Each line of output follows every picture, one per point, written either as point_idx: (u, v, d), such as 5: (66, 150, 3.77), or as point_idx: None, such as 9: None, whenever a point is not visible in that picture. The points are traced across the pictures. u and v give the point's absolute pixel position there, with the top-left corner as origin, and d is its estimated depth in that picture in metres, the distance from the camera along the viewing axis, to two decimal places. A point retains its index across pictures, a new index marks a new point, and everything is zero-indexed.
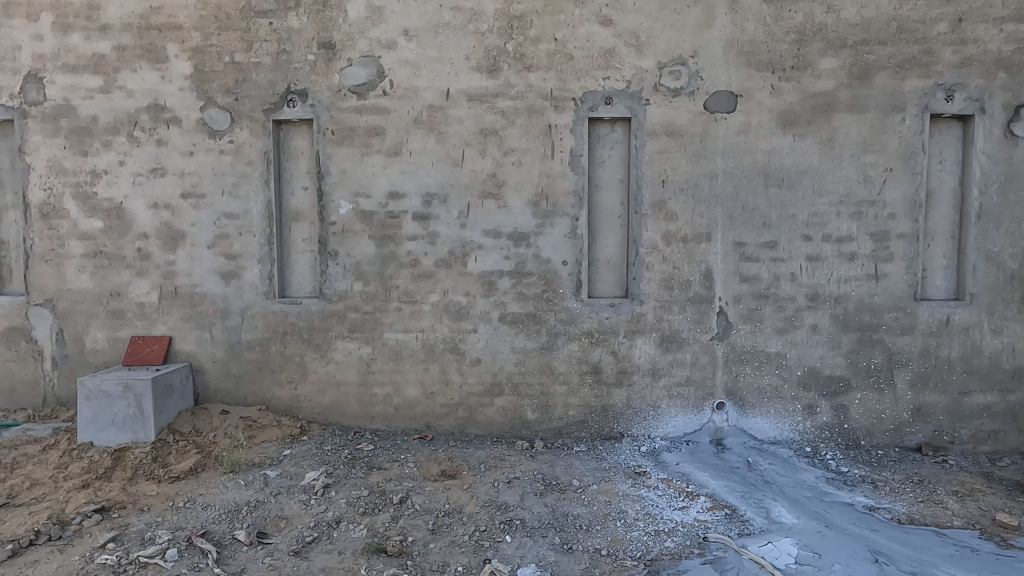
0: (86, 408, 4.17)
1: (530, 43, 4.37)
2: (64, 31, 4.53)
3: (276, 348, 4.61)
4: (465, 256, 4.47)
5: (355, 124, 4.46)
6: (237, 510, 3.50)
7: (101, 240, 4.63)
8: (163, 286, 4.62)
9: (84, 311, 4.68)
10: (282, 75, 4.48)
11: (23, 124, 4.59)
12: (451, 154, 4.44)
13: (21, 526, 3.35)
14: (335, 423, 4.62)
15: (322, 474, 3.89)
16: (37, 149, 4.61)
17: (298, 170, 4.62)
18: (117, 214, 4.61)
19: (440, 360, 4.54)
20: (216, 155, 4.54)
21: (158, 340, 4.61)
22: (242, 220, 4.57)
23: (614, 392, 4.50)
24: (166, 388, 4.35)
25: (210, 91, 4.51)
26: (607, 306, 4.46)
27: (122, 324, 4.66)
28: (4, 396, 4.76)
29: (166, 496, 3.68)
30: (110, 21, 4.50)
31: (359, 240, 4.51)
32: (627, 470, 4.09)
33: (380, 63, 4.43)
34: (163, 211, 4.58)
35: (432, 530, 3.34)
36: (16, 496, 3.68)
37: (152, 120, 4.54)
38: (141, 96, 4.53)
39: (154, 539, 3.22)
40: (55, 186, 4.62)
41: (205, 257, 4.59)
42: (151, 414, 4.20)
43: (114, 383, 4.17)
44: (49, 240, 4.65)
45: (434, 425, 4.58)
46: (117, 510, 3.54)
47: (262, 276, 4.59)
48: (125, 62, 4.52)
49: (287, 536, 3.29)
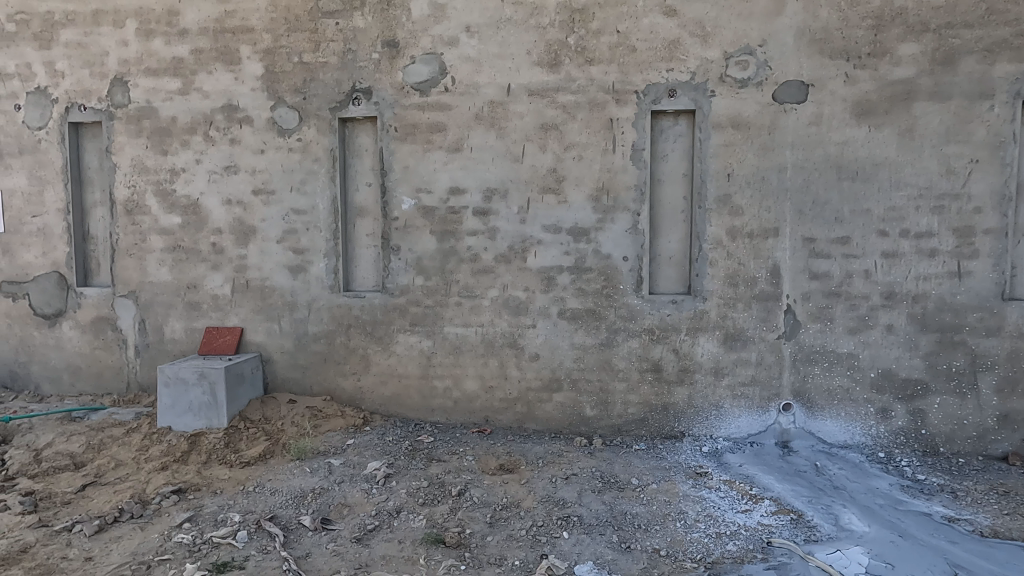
0: (165, 394, 4.41)
1: (592, 36, 4.32)
2: (146, 36, 4.78)
3: (341, 340, 4.74)
4: (525, 251, 4.47)
5: (418, 121, 4.53)
6: (303, 496, 3.63)
7: (179, 235, 4.86)
8: (235, 279, 4.82)
9: (164, 301, 4.93)
10: (347, 74, 4.59)
11: (111, 125, 4.87)
12: (512, 149, 4.44)
13: (107, 503, 3.58)
14: (397, 414, 4.72)
15: (384, 464, 3.98)
16: (122, 150, 4.88)
17: (363, 166, 4.72)
18: (194, 210, 4.83)
19: (499, 355, 4.56)
20: (285, 153, 4.70)
21: (231, 331, 4.83)
22: (310, 216, 4.71)
23: (676, 391, 4.41)
24: (238, 376, 4.53)
25: (280, 91, 4.67)
26: (669, 302, 4.37)
27: (198, 315, 4.89)
28: (94, 381, 5.09)
29: (238, 480, 3.84)
30: (189, 25, 4.72)
31: (421, 235, 4.58)
32: (688, 470, 4.01)
33: (442, 60, 4.48)
34: (236, 207, 4.78)
35: (490, 523, 3.37)
36: (102, 475, 3.94)
37: (227, 120, 4.74)
38: (216, 96, 4.73)
39: (226, 521, 3.38)
40: (138, 184, 4.88)
41: (274, 252, 4.76)
42: (224, 401, 4.38)
43: (191, 371, 4.38)
44: (133, 235, 4.92)
45: (493, 419, 4.61)
46: (193, 491, 3.73)
47: (328, 270, 4.72)
48: (202, 64, 4.73)
49: (350, 523, 3.38)
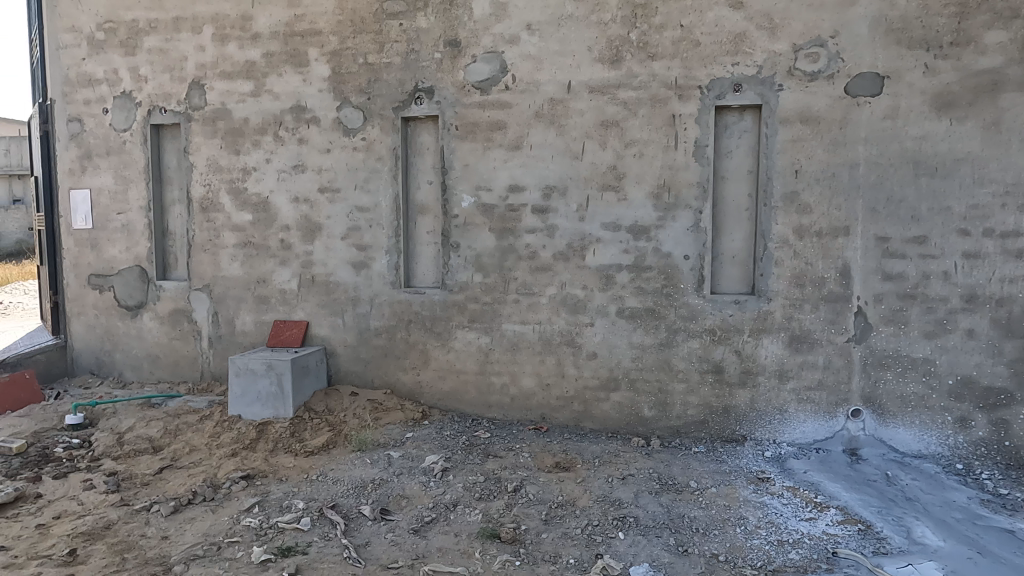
0: (236, 383, 4.60)
1: (655, 31, 4.25)
2: (221, 41, 4.99)
3: (401, 335, 4.84)
4: (584, 249, 4.45)
5: (479, 119, 4.57)
6: (363, 486, 3.73)
7: (250, 231, 5.07)
8: (302, 274, 4.99)
9: (235, 295, 5.14)
10: (410, 74, 4.67)
11: (188, 126, 5.12)
12: (572, 147, 4.42)
13: (181, 486, 3.78)
14: (455, 409, 4.78)
15: (441, 458, 4.04)
16: (199, 150, 5.12)
17: (424, 164, 4.79)
18: (264, 208, 5.02)
19: (556, 353, 4.56)
20: (350, 152, 4.83)
21: (297, 324, 5.00)
22: (373, 213, 4.82)
23: (737, 393, 4.30)
24: (303, 368, 4.69)
25: (346, 91, 4.79)
26: (732, 302, 4.27)
27: (267, 309, 5.08)
28: (171, 369, 5.37)
29: (302, 468, 3.98)
30: (261, 30, 4.90)
31: (480, 232, 4.62)
32: (749, 475, 3.90)
33: (503, 58, 4.50)
34: (303, 204, 4.94)
35: (545, 520, 3.38)
36: (177, 459, 4.15)
37: (295, 120, 4.90)
38: (286, 98, 4.90)
39: (291, 507, 3.51)
40: (212, 183, 5.12)
41: (339, 249, 4.90)
42: (290, 392, 4.55)
43: (260, 362, 4.56)
44: (208, 231, 5.16)
45: (550, 417, 4.61)
46: (260, 477, 3.89)
47: (390, 266, 4.82)
48: (273, 67, 4.90)
49: (408, 514, 3.45)
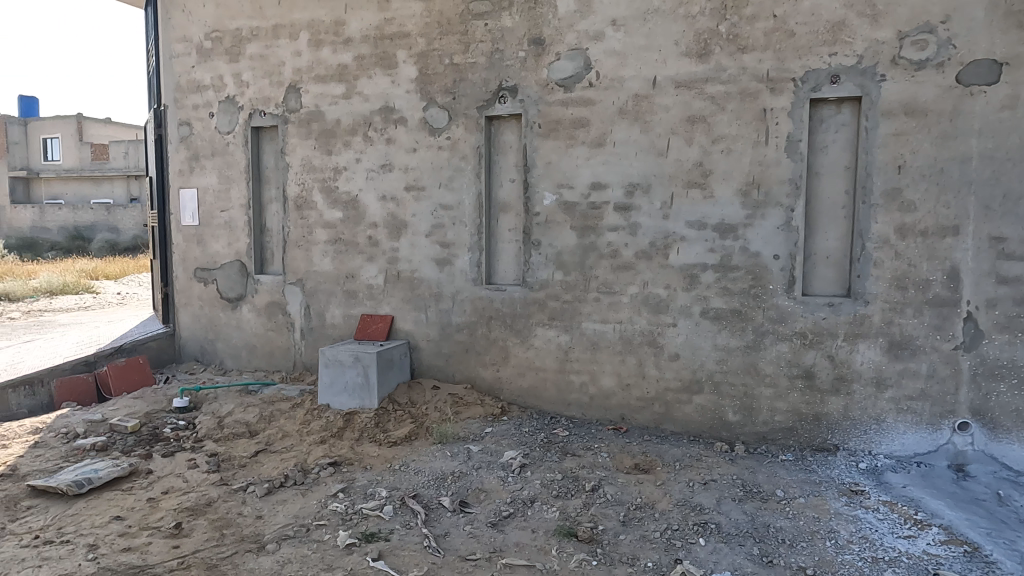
0: (325, 374, 4.81)
1: (746, 23, 4.11)
2: (316, 46, 5.22)
3: (482, 332, 4.91)
4: (667, 248, 4.36)
5: (562, 117, 4.56)
6: (444, 478, 3.81)
7: (340, 228, 5.28)
8: (388, 270, 5.15)
9: (326, 289, 5.37)
10: (495, 73, 4.72)
11: (285, 128, 5.39)
12: (657, 143, 4.34)
13: (275, 470, 3.99)
14: (534, 406, 4.81)
15: (520, 454, 4.07)
16: (295, 150, 5.38)
17: (507, 163, 4.83)
18: (354, 206, 5.22)
19: (637, 353, 4.49)
20: (435, 151, 4.94)
21: (383, 319, 5.16)
22: (456, 211, 4.91)
23: (830, 401, 4.10)
24: (388, 361, 4.84)
25: (432, 92, 4.90)
26: (825, 305, 4.07)
27: (355, 303, 5.28)
28: (267, 359, 5.68)
29: (386, 458, 4.11)
30: (353, 34, 5.09)
31: (562, 230, 4.61)
32: (841, 486, 3.71)
33: (587, 55, 4.47)
34: (390, 202, 5.09)
35: (623, 522, 3.34)
36: (272, 444, 4.39)
37: (384, 121, 5.06)
38: (375, 99, 5.07)
39: (375, 495, 3.63)
40: (306, 182, 5.36)
41: (423, 245, 5.02)
42: (375, 383, 4.70)
43: (347, 354, 4.75)
44: (301, 228, 5.41)
45: (630, 418, 4.55)
46: (346, 465, 4.05)
47: (472, 264, 4.90)
48: (364, 69, 5.08)
49: (486, 508, 3.50)
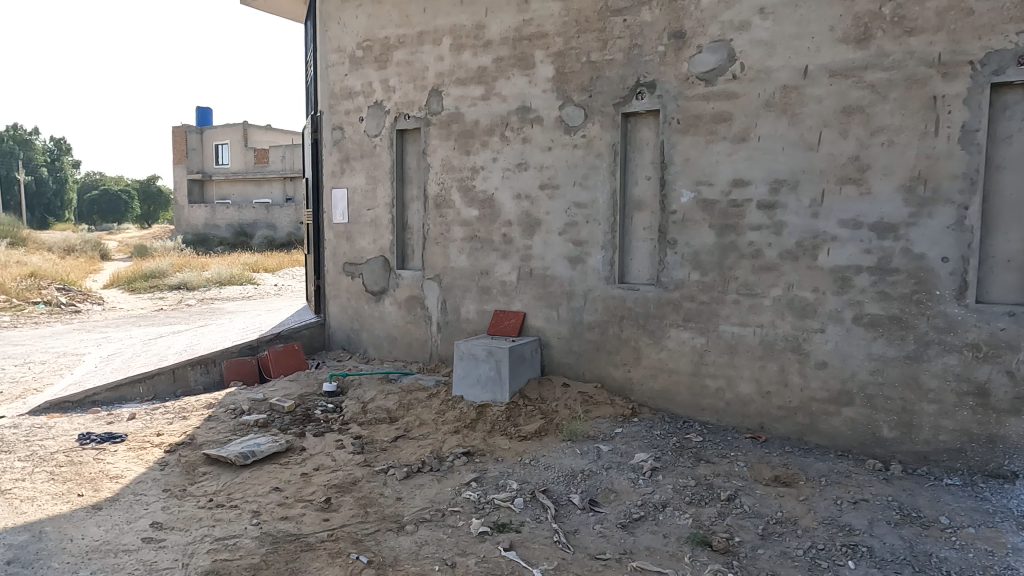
0: (460, 366, 4.98)
1: (914, 2, 3.75)
2: (458, 50, 5.41)
3: (614, 331, 4.86)
4: (816, 248, 4.09)
5: (702, 112, 4.41)
6: (573, 475, 3.82)
7: (476, 226, 5.44)
8: (521, 267, 5.24)
9: (461, 285, 5.56)
10: (632, 69, 4.66)
11: (427, 130, 5.64)
12: (807, 137, 4.08)
13: (413, 455, 4.20)
14: (665, 409, 4.70)
15: (651, 457, 4.00)
16: (435, 151, 5.61)
17: (643, 160, 4.75)
18: (490, 204, 5.36)
19: (779, 359, 4.25)
20: (570, 149, 4.95)
21: (515, 315, 5.26)
22: (590, 209, 4.90)
23: (1007, 422, 3.65)
24: (519, 357, 4.92)
25: (569, 90, 4.92)
26: (1004, 314, 3.63)
27: (489, 299, 5.43)
28: (406, 350, 5.98)
29: (516, 451, 4.19)
30: (493, 37, 5.23)
31: (700, 229, 4.47)
32: (1021, 518, 3.27)
33: (731, 46, 4.29)
34: (525, 201, 5.18)
35: (762, 536, 3.18)
36: (409, 430, 4.62)
37: (520, 121, 5.15)
38: (512, 99, 5.17)
39: (506, 487, 3.72)
40: (446, 181, 5.58)
41: (556, 243, 5.06)
42: (507, 377, 4.80)
43: (481, 348, 4.88)
44: (440, 225, 5.64)
45: (769, 427, 4.32)
46: (479, 455, 4.17)
47: (605, 262, 4.86)
48: (502, 71, 5.20)
49: (616, 509, 3.47)
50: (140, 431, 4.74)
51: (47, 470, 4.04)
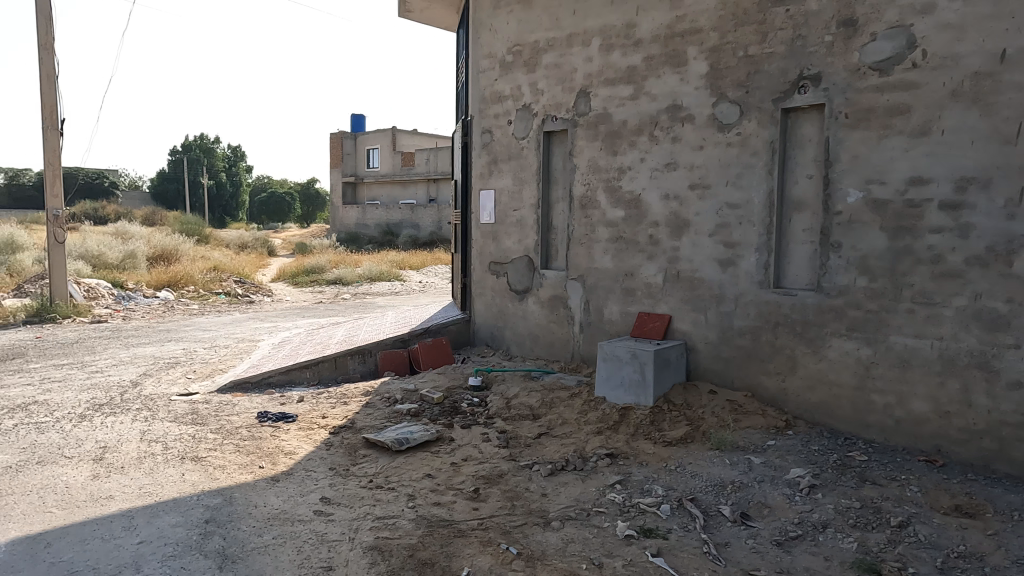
0: (603, 367, 4.96)
1: None
2: (607, 50, 5.40)
3: (767, 338, 4.63)
4: (1011, 254, 3.63)
5: (875, 105, 4.08)
6: (723, 486, 3.69)
7: (622, 227, 5.40)
8: (668, 269, 5.13)
9: (605, 286, 5.55)
10: (795, 62, 4.40)
11: (574, 131, 5.68)
12: (1002, 129, 3.64)
13: (556, 453, 4.26)
14: (824, 424, 4.40)
15: (808, 473, 3.76)
16: (582, 152, 5.64)
17: (804, 158, 4.47)
18: (636, 205, 5.30)
19: (962, 377, 3.82)
20: (723, 148, 4.77)
21: (660, 318, 5.17)
22: (743, 210, 4.70)
23: None
24: (665, 360, 4.82)
25: (723, 87, 4.75)
26: None
27: (633, 301, 5.37)
28: (548, 349, 6.07)
29: (661, 457, 4.12)
30: (643, 35, 5.16)
31: (869, 231, 4.13)
32: None
33: (912, 32, 3.92)
34: (673, 201, 5.06)
35: (942, 570, 2.88)
36: (553, 428, 4.68)
37: (670, 119, 5.04)
38: (662, 98, 5.07)
39: (652, 492, 3.67)
40: (591, 182, 5.59)
41: (706, 245, 4.90)
42: (652, 381, 4.71)
43: (625, 350, 4.84)
44: (585, 226, 5.66)
45: (947, 451, 3.90)
46: (622, 458, 4.15)
47: (759, 265, 4.64)
48: (652, 69, 5.12)
49: (770, 525, 3.30)
50: (308, 413, 5.19)
51: (233, 442, 4.54)
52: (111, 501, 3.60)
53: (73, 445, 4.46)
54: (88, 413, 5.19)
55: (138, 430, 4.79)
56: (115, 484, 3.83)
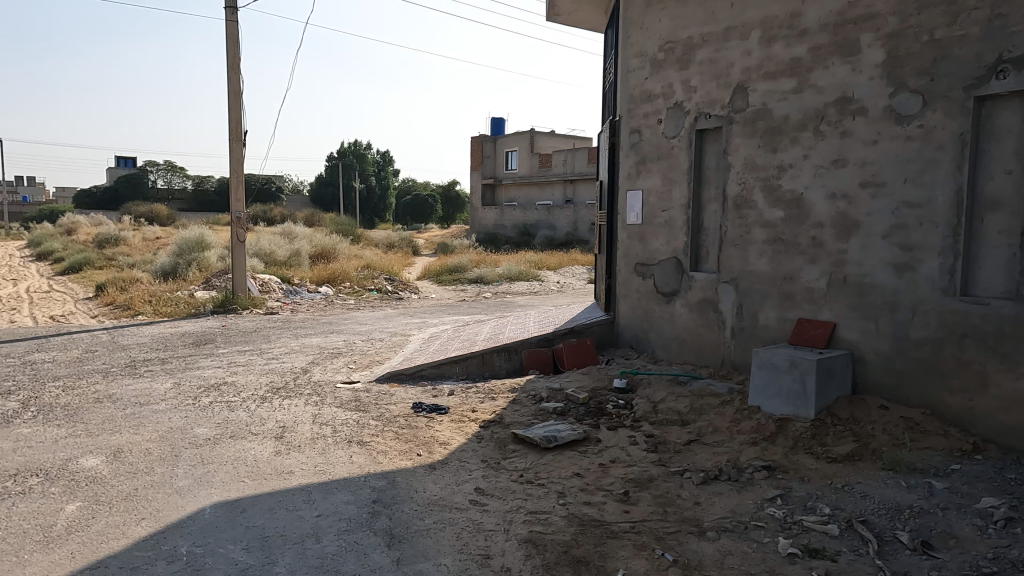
0: (758, 375, 4.72)
1: None
2: (768, 43, 5.15)
3: (950, 351, 4.18)
4: None
5: None
6: (899, 511, 3.39)
7: (781, 228, 5.12)
8: (833, 273, 4.80)
9: (761, 290, 5.29)
10: (992, 44, 3.93)
11: (730, 128, 5.46)
12: None
13: (708, 461, 4.13)
14: (1021, 450, 3.90)
15: (1004, 505, 3.35)
16: (738, 150, 5.41)
17: (1001, 150, 3.97)
18: (797, 205, 5.01)
19: None
20: (901, 142, 4.38)
21: (823, 325, 4.85)
22: (925, 209, 4.28)
23: None
24: (828, 371, 4.50)
25: (903, 75, 4.35)
26: None
27: (792, 306, 5.08)
28: (696, 354, 5.90)
29: (825, 473, 3.85)
30: (809, 24, 4.86)
31: None
32: None
33: None
34: (841, 200, 4.73)
35: None
36: (703, 435, 4.54)
37: (839, 113, 4.71)
38: (830, 90, 4.75)
39: (816, 510, 3.45)
40: (748, 180, 5.35)
41: (878, 248, 4.52)
42: (813, 392, 4.41)
43: (783, 358, 4.57)
44: (739, 227, 5.43)
45: None
46: (781, 471, 3.94)
47: (942, 271, 4.20)
48: (819, 60, 4.81)
49: (958, 557, 2.98)
50: (459, 406, 5.43)
51: (392, 429, 4.85)
52: (292, 475, 3.97)
53: (257, 423, 4.98)
54: (268, 395, 5.77)
55: (310, 413, 5.26)
56: (294, 460, 4.23)
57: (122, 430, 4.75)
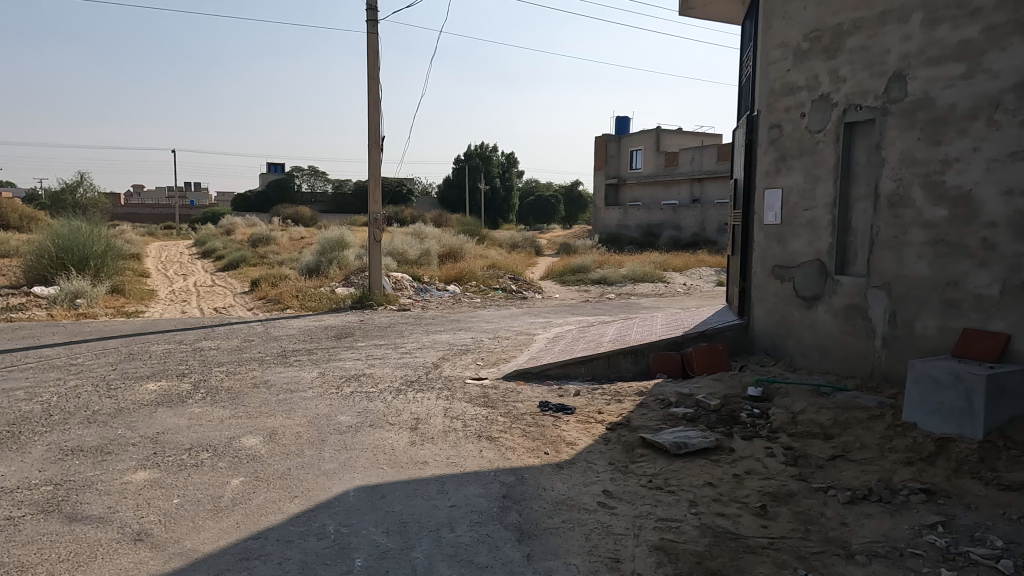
0: (914, 390, 4.32)
1: None
2: (932, 25, 4.69)
3: None
4: None
5: None
6: None
7: (944, 228, 4.65)
8: (1007, 279, 4.29)
9: (918, 296, 4.84)
10: None
11: (884, 121, 5.04)
12: None
13: (856, 479, 3.84)
14: None
15: None
16: (893, 144, 4.98)
17: None
18: (965, 202, 4.53)
19: None
20: None
21: (994, 336, 4.32)
22: None
23: None
24: (1001, 388, 4.01)
25: None
26: None
27: (956, 314, 4.60)
28: (841, 363, 5.51)
29: (996, 502, 3.45)
30: (984, 2, 4.37)
31: None
32: None
33: None
34: (1019, 197, 4.21)
35: None
36: (850, 451, 4.22)
37: (1019, 100, 4.19)
38: (1008, 74, 4.25)
39: (986, 542, 3.09)
40: (904, 177, 4.91)
41: None
42: (982, 411, 3.94)
43: (946, 372, 4.15)
44: (894, 227, 4.99)
45: None
46: (942, 496, 3.57)
47: None
48: (995, 41, 4.31)
49: None
50: (585, 407, 5.42)
51: (520, 426, 4.94)
52: (426, 466, 4.15)
53: (394, 414, 5.25)
54: (403, 387, 6.07)
55: (442, 407, 5.47)
56: (428, 451, 4.42)
57: (276, 414, 5.19)
